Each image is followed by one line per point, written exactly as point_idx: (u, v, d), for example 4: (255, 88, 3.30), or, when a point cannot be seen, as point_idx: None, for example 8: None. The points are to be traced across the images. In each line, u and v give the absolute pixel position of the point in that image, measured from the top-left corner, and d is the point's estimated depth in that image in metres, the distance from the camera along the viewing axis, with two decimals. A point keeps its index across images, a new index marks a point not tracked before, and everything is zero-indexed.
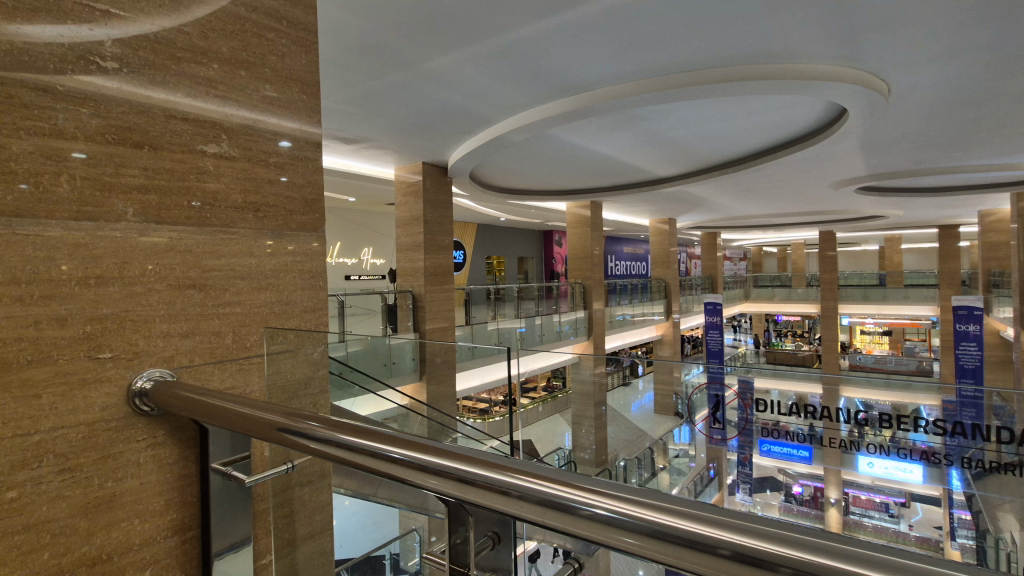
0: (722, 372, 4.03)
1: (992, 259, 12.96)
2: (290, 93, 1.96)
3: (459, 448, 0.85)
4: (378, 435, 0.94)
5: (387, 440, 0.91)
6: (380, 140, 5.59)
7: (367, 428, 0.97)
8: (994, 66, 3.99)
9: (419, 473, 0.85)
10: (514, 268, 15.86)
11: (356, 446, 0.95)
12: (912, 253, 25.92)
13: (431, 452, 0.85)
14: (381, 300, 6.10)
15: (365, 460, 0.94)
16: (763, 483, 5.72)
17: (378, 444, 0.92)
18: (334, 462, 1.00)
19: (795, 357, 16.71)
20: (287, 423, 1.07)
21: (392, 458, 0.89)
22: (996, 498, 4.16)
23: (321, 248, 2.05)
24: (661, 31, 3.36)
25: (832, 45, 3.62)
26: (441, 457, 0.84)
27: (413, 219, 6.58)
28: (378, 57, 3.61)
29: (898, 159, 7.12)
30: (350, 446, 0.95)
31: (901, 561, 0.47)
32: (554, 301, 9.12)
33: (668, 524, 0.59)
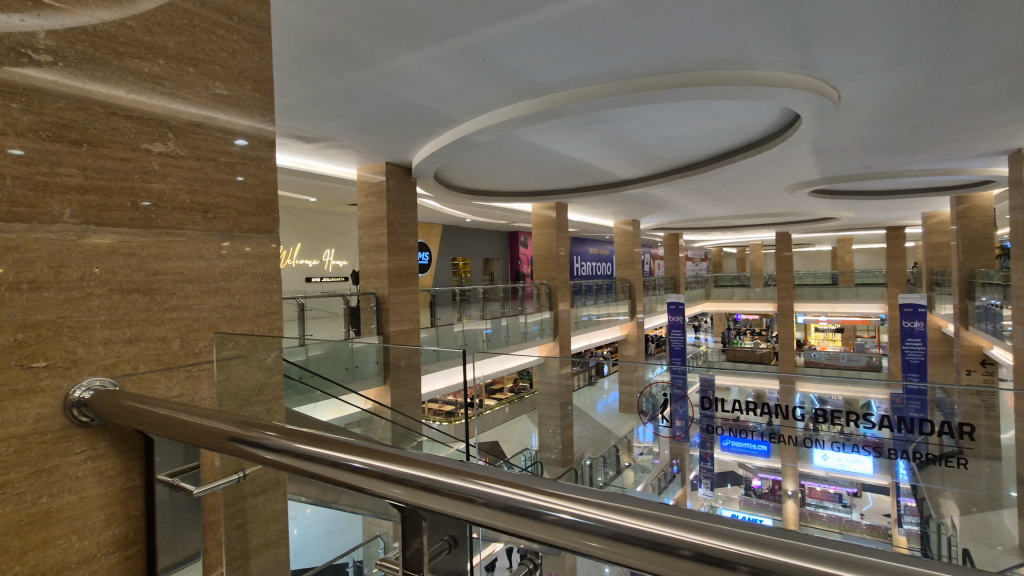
0: (684, 373, 4.12)
1: (935, 259, 13.66)
2: (240, 91, 1.90)
3: (423, 456, 0.83)
4: (336, 443, 0.92)
5: (346, 449, 0.89)
6: (341, 139, 5.49)
7: (326, 437, 0.94)
8: (933, 76, 4.22)
9: (381, 482, 0.83)
10: (480, 269, 15.82)
11: (314, 456, 0.92)
12: (862, 252, 27.04)
13: (392, 459, 0.83)
14: (343, 302, 5.95)
15: (323, 469, 0.91)
16: (725, 478, 6.39)
17: (336, 453, 0.89)
18: (291, 472, 0.97)
19: (754, 355, 17.21)
20: (243, 432, 1.03)
21: (353, 467, 0.86)
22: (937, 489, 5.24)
23: (276, 249, 2.00)
24: (621, 36, 3.41)
25: (785, 54, 3.75)
26: (406, 465, 0.82)
27: (376, 221, 6.49)
28: (337, 55, 3.55)
29: (849, 163, 7.43)
30: (306, 455, 0.93)
31: (859, 556, 0.48)
32: (520, 302, 9.11)
33: (632, 527, 0.59)
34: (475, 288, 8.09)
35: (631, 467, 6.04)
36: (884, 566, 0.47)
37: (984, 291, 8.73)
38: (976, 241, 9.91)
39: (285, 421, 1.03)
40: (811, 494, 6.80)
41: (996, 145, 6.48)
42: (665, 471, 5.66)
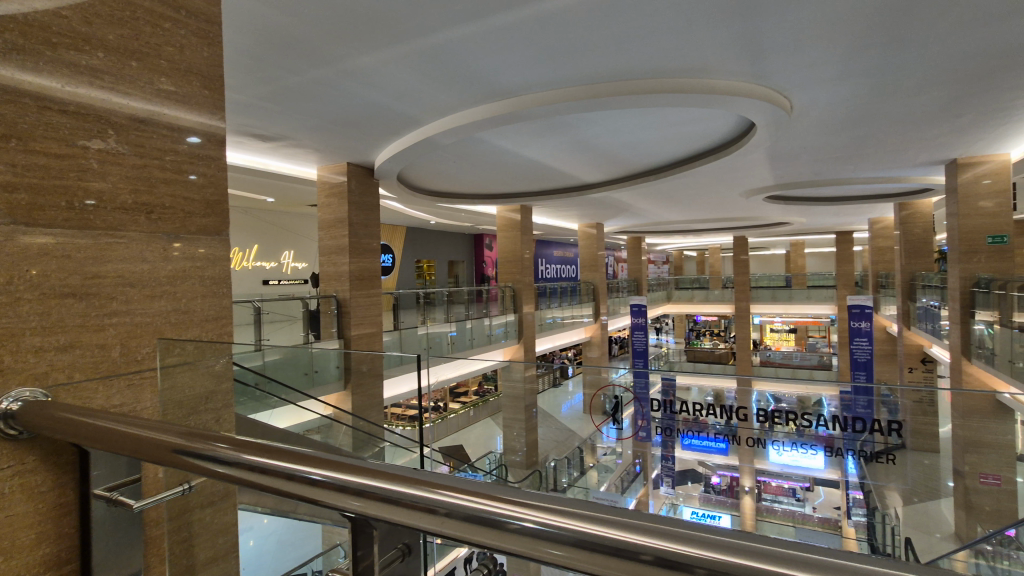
0: (646, 373, 4.16)
1: (881, 263, 14.32)
2: (189, 88, 1.84)
3: (384, 465, 0.80)
4: (291, 455, 0.88)
5: (303, 460, 0.85)
6: (300, 138, 5.35)
7: (282, 449, 0.91)
8: (878, 88, 4.43)
9: (339, 495, 0.80)
10: (444, 271, 15.71)
11: (268, 468, 0.88)
12: (815, 256, 28.17)
13: (351, 470, 0.80)
14: (302, 305, 5.78)
15: (278, 482, 0.88)
16: (684, 475, 6.63)
17: (292, 465, 0.85)
18: (244, 486, 0.93)
19: (713, 355, 17.66)
20: (193, 444, 0.97)
21: (311, 479, 0.83)
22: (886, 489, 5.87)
23: (224, 252, 1.95)
24: (583, 42, 3.45)
25: (740, 64, 3.87)
26: (366, 475, 0.79)
27: (337, 222, 6.36)
28: (295, 52, 3.46)
29: (801, 170, 7.73)
30: (260, 468, 0.89)
31: (813, 556, 0.49)
32: (485, 305, 9.05)
33: (593, 533, 0.59)
34: (439, 290, 7.97)
35: (593, 467, 6.45)
36: (840, 565, 0.47)
37: (924, 293, 9.20)
38: (917, 246, 10.46)
39: (237, 432, 0.98)
40: (767, 489, 6.99)
41: (934, 155, 6.87)
42: (627, 471, 6.18)
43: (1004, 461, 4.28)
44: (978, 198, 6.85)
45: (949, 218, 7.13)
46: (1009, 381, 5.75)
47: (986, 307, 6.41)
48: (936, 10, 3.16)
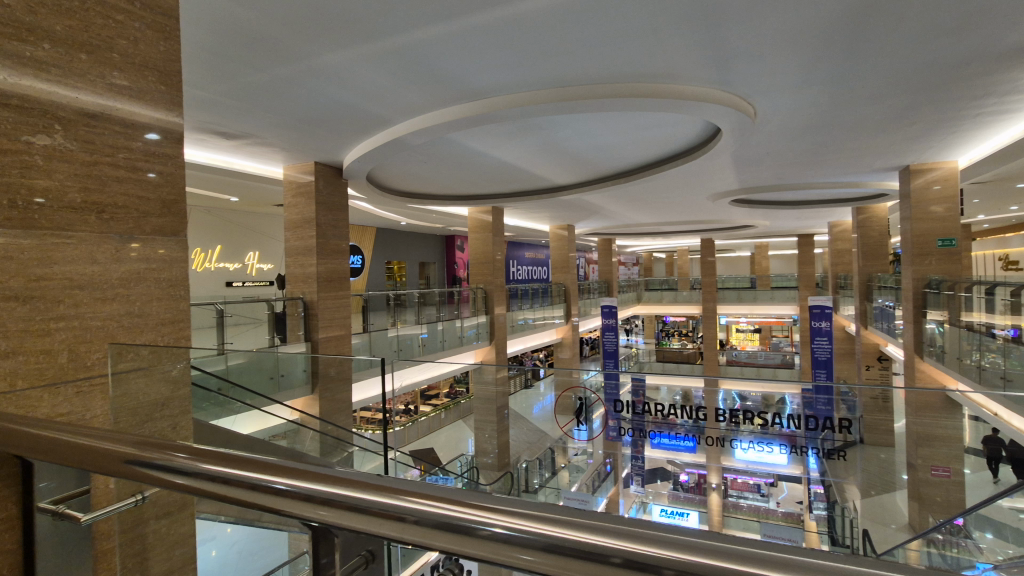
0: (616, 374, 4.19)
1: (840, 264, 14.85)
2: (143, 82, 2.00)
3: (352, 473, 0.78)
4: (252, 464, 0.85)
5: (267, 470, 0.82)
6: (265, 136, 5.23)
7: (242, 458, 0.88)
8: (836, 97, 4.60)
9: (304, 504, 0.77)
10: (415, 273, 15.57)
11: (229, 478, 0.85)
12: (778, 258, 29.02)
13: (318, 479, 0.77)
14: (268, 308, 5.64)
15: (241, 492, 0.84)
16: (654, 474, 6.73)
17: (257, 474, 0.82)
18: (205, 497, 0.89)
19: (681, 355, 17.99)
20: (151, 454, 0.93)
21: (275, 489, 0.80)
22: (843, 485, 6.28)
23: (177, 251, 2.13)
24: (553, 45, 3.48)
25: (706, 70, 3.96)
26: (331, 483, 0.76)
27: (304, 222, 6.22)
28: (260, 48, 3.37)
29: (764, 175, 7.97)
30: (218, 477, 0.86)
31: (781, 555, 0.50)
32: (457, 306, 8.97)
33: (562, 537, 0.58)
34: (410, 292, 7.84)
35: (565, 467, 6.36)
36: (809, 564, 0.48)
37: (881, 294, 9.56)
38: (873, 249, 10.88)
39: (197, 441, 0.95)
40: (734, 486, 7.12)
41: (889, 161, 7.17)
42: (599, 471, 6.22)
43: (952, 453, 4.49)
44: (930, 204, 7.18)
45: (902, 222, 7.44)
46: (958, 378, 6.03)
47: (937, 307, 6.70)
48: (889, 24, 3.30)
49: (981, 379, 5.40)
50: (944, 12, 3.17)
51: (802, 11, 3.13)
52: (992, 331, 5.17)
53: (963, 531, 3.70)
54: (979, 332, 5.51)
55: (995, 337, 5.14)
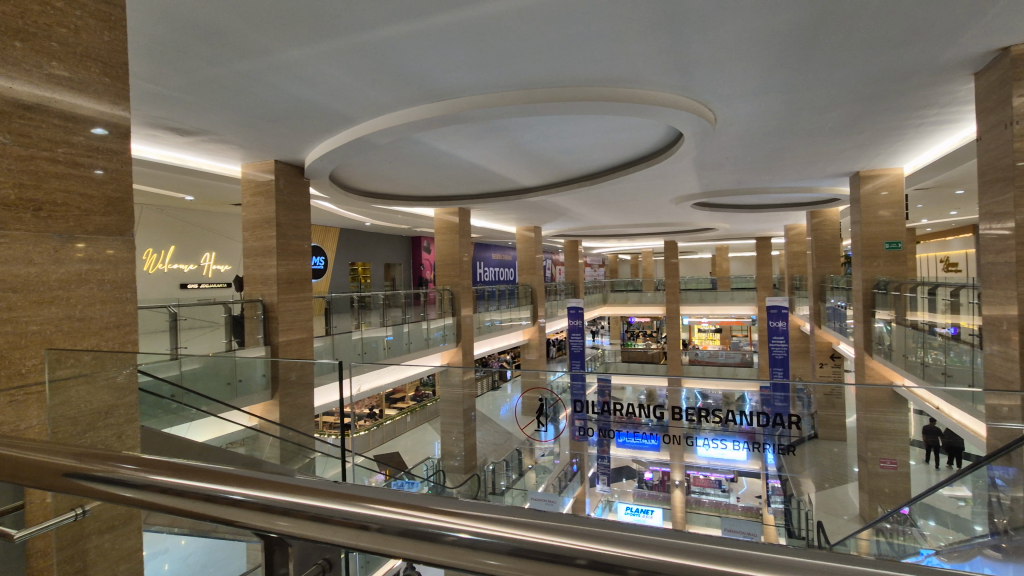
0: (582, 374, 4.23)
1: (795, 266, 15.41)
2: (85, 73, 2.10)
3: (312, 480, 0.75)
4: (205, 473, 0.81)
5: (222, 480, 0.78)
6: (222, 133, 5.06)
7: (193, 467, 0.84)
8: (791, 105, 4.78)
9: (263, 515, 0.74)
10: (380, 275, 15.34)
11: (180, 490, 0.80)
12: (738, 260, 29.89)
13: (277, 488, 0.74)
14: (224, 310, 5.43)
15: (192, 504, 0.80)
16: (620, 473, 6.82)
17: (209, 485, 0.78)
18: (152, 510, 0.84)
19: (646, 355, 18.33)
20: (93, 466, 0.88)
21: (231, 500, 0.76)
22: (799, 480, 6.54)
23: (121, 254, 2.21)
24: (519, 47, 3.49)
25: (668, 76, 4.05)
26: (290, 492, 0.73)
27: (263, 222, 6.04)
28: (215, 42, 3.26)
29: (724, 179, 8.20)
30: (166, 490, 0.81)
31: (743, 553, 0.51)
32: (423, 308, 8.87)
33: (528, 540, 0.57)
34: (375, 294, 7.67)
35: (531, 468, 6.29)
36: (774, 563, 0.49)
37: (833, 294, 9.96)
38: (826, 251, 11.34)
39: (144, 451, 0.90)
40: (696, 482, 7.29)
41: (840, 167, 7.48)
42: (565, 471, 6.27)
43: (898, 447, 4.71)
44: (878, 208, 7.55)
45: (853, 226, 7.78)
46: (904, 374, 6.35)
47: (885, 307, 7.02)
48: (839, 36, 3.45)
49: (925, 375, 5.70)
50: (888, 27, 3.34)
51: (759, 22, 3.24)
52: (934, 329, 5.46)
53: (909, 520, 3.93)
54: (923, 330, 5.80)
55: (936, 334, 5.43)
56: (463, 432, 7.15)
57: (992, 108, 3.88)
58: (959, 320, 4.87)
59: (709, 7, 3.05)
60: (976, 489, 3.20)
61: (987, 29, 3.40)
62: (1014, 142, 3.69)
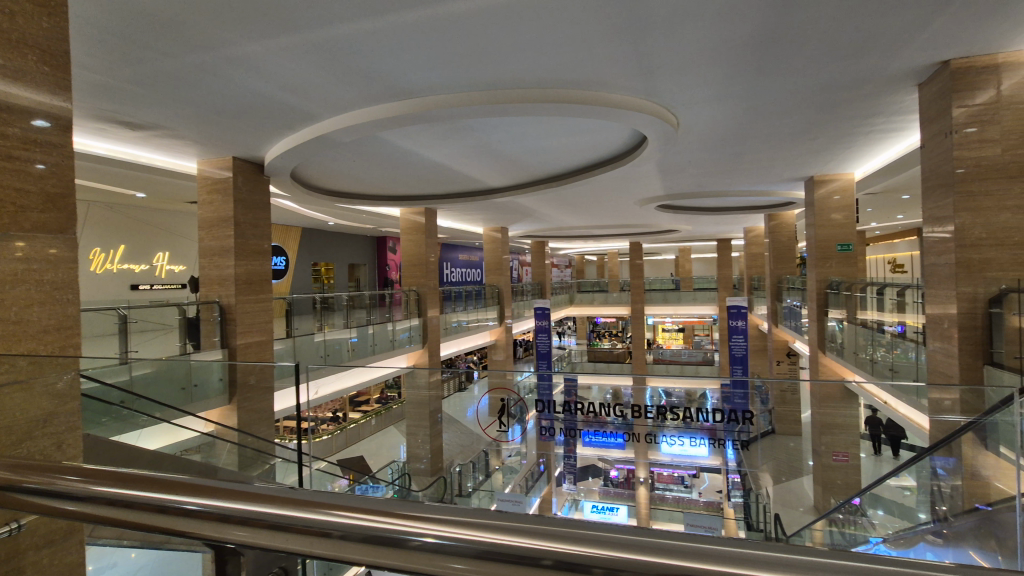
0: (548, 374, 4.26)
1: (754, 267, 15.91)
2: (20, 59, 2.03)
3: (267, 488, 0.72)
4: (155, 481, 0.77)
5: (175, 490, 0.75)
6: (176, 128, 4.87)
7: (142, 476, 0.79)
8: (750, 111, 4.93)
9: (219, 526, 0.71)
10: (344, 275, 15.05)
11: (130, 501, 0.76)
12: (700, 261, 30.61)
13: (234, 497, 0.71)
14: (179, 313, 5.22)
15: (140, 516, 0.75)
16: (586, 472, 6.90)
17: (161, 495, 0.74)
18: (98, 524, 0.79)
19: (611, 355, 18.58)
20: (31, 479, 0.82)
21: (186, 510, 0.72)
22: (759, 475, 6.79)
23: (61, 254, 2.15)
24: (485, 47, 3.48)
25: (632, 80, 4.12)
26: (247, 500, 0.70)
27: (220, 221, 5.84)
28: (166, 33, 3.14)
29: (686, 182, 8.40)
30: (112, 501, 0.76)
31: (705, 547, 0.52)
32: (388, 309, 8.74)
33: (493, 543, 0.57)
34: (338, 295, 7.53)
35: (498, 469, 6.14)
36: (735, 557, 0.50)
37: (789, 294, 10.35)
38: (782, 252, 11.76)
39: (84, 462, 0.84)
40: (660, 479, 7.42)
41: (795, 172, 7.78)
42: (531, 471, 6.32)
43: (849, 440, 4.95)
44: (831, 211, 7.87)
45: (808, 229, 8.09)
46: (854, 370, 6.63)
47: (837, 306, 7.33)
48: (793, 45, 3.58)
49: (874, 371, 5.98)
50: (839, 39, 3.49)
51: (716, 30, 3.34)
52: (883, 328, 5.71)
53: (859, 510, 4.13)
54: (872, 328, 6.07)
55: (884, 332, 5.68)
56: (429, 434, 7.11)
57: (935, 117, 4.10)
58: (905, 319, 5.11)
59: (671, 13, 3.11)
60: (920, 479, 3.39)
61: (929, 42, 3.59)
62: (954, 150, 3.90)
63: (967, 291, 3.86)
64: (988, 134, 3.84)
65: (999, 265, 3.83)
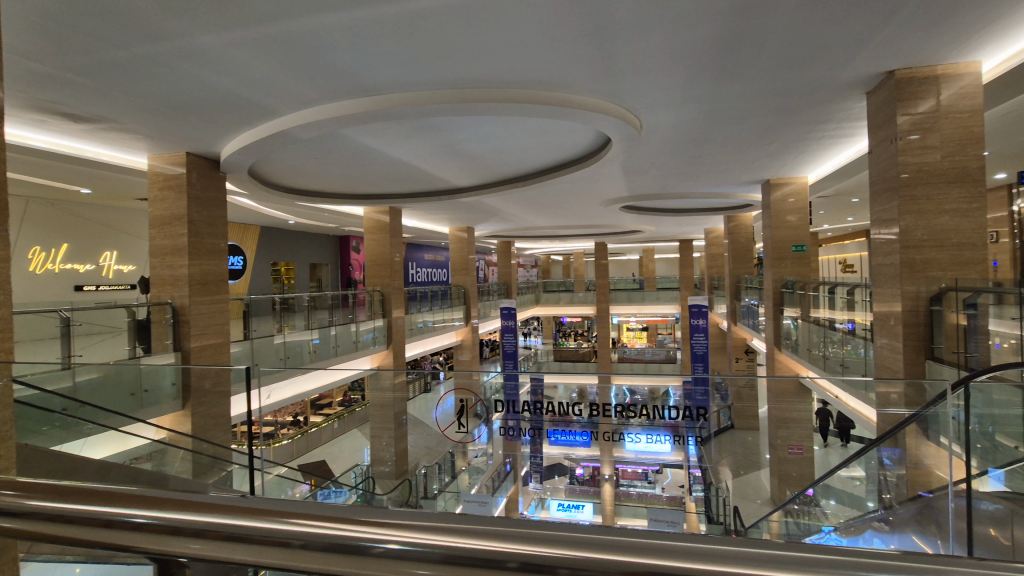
0: (515, 374, 4.28)
1: (714, 268, 16.38)
2: None
3: (222, 498, 0.69)
4: (99, 493, 0.72)
5: (124, 502, 0.70)
6: (123, 122, 4.65)
7: (86, 488, 0.74)
8: (710, 115, 5.05)
9: (172, 539, 0.66)
10: (306, 275, 14.69)
11: (72, 518, 0.70)
12: (663, 261, 31.33)
13: (190, 508, 0.67)
14: (127, 315, 4.99)
15: (84, 533, 0.70)
16: (552, 470, 6.95)
17: (108, 509, 0.69)
18: (36, 543, 0.73)
19: (577, 354, 18.80)
20: None
21: (135, 524, 0.68)
22: (718, 468, 7.06)
23: None
24: (450, 46, 3.45)
25: (596, 83, 4.17)
26: (204, 511, 0.67)
27: (173, 219, 5.60)
28: (113, 21, 2.99)
29: (649, 183, 8.57)
30: (52, 516, 0.71)
31: (668, 543, 0.52)
32: (351, 310, 8.58)
33: (459, 547, 0.56)
34: (299, 295, 7.36)
35: (465, 471, 6.45)
36: (692, 550, 0.52)
37: (747, 294, 10.70)
38: (741, 253, 12.11)
39: (18, 476, 0.78)
40: (624, 475, 7.55)
41: (752, 175, 8.04)
42: (498, 471, 6.55)
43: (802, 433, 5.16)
44: (786, 214, 8.17)
45: (764, 230, 8.38)
46: (808, 366, 6.89)
47: (792, 305, 7.61)
48: (751, 53, 3.69)
49: (826, 367, 6.23)
50: (794, 47, 3.62)
51: (678, 35, 3.41)
52: (834, 325, 5.95)
53: (813, 501, 4.29)
54: (824, 326, 6.33)
55: (836, 329, 5.92)
56: (394, 436, 7.01)
57: (882, 124, 4.29)
58: (854, 316, 5.35)
59: (634, 18, 3.16)
60: (869, 468, 3.55)
61: (876, 53, 3.76)
62: (898, 156, 4.11)
63: (910, 290, 4.08)
64: (929, 141, 4.05)
65: (939, 265, 4.05)
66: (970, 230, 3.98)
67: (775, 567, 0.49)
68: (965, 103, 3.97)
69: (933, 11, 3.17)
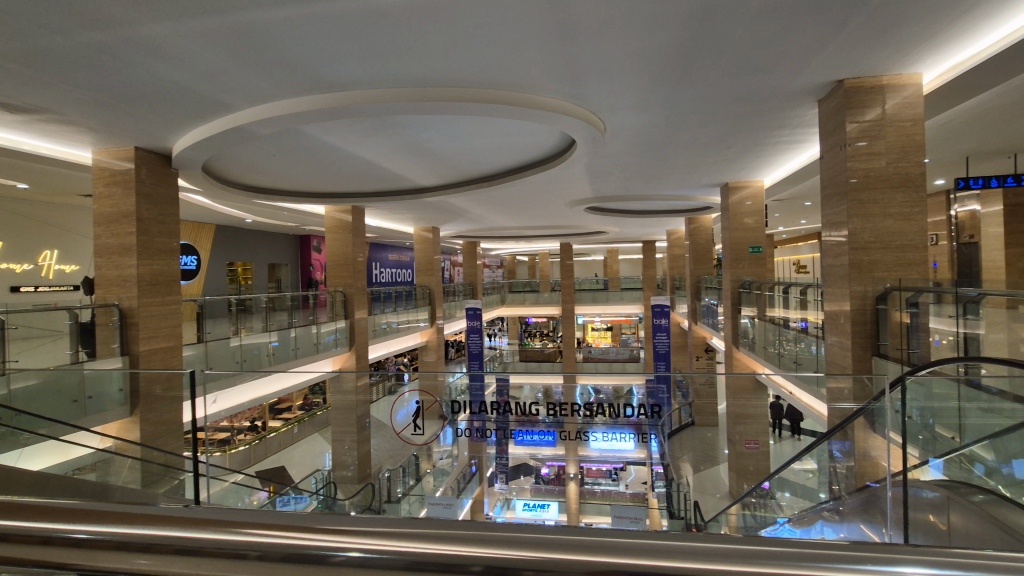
0: (480, 374, 4.23)
1: (676, 268, 16.75)
2: None
3: (173, 510, 0.65)
4: (34, 508, 0.67)
5: (64, 518, 0.65)
6: (65, 113, 4.40)
7: (21, 504, 0.68)
8: (671, 118, 5.17)
9: (117, 555, 0.62)
10: (264, 275, 14.23)
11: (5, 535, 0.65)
12: (627, 262, 31.80)
13: (141, 522, 0.64)
14: (69, 318, 4.73)
15: (16, 554, 0.64)
16: (517, 470, 6.83)
17: (47, 526, 0.64)
18: None
19: (543, 354, 18.86)
20: None
21: (76, 540, 0.63)
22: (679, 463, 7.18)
23: None
24: (414, 43, 3.41)
25: (560, 84, 4.19)
26: (155, 524, 0.63)
27: (120, 216, 5.33)
28: (52, 6, 2.82)
29: (613, 185, 8.69)
30: None
31: (632, 541, 0.53)
32: (312, 311, 8.37)
33: (422, 551, 0.55)
34: (257, 297, 7.13)
35: (429, 473, 6.38)
36: (653, 547, 0.52)
37: (707, 293, 10.98)
38: (701, 254, 12.41)
39: None
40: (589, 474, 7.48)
41: (712, 178, 8.26)
42: (464, 473, 6.38)
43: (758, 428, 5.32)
44: (743, 216, 8.43)
45: (722, 231, 8.62)
46: (764, 364, 7.12)
47: (749, 304, 7.86)
48: (710, 59, 3.79)
49: (781, 364, 6.45)
50: (750, 55, 3.74)
51: (641, 39, 3.47)
52: (789, 324, 6.17)
53: (768, 494, 4.44)
54: (779, 324, 6.55)
55: (790, 328, 6.14)
56: (356, 440, 6.87)
57: (832, 131, 4.49)
58: (807, 315, 5.57)
59: (597, 21, 3.20)
60: (821, 462, 3.76)
61: (826, 62, 3.93)
62: (847, 161, 4.30)
63: (858, 290, 4.27)
64: (875, 148, 4.25)
65: (885, 266, 4.26)
66: (913, 233, 4.20)
67: (736, 562, 0.51)
68: (908, 112, 4.19)
69: (879, 24, 3.33)
